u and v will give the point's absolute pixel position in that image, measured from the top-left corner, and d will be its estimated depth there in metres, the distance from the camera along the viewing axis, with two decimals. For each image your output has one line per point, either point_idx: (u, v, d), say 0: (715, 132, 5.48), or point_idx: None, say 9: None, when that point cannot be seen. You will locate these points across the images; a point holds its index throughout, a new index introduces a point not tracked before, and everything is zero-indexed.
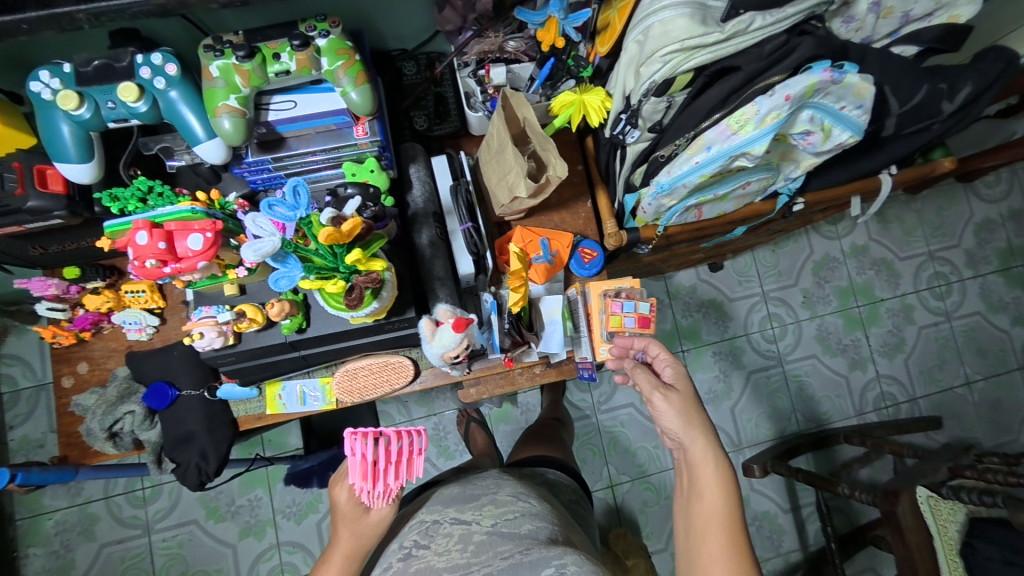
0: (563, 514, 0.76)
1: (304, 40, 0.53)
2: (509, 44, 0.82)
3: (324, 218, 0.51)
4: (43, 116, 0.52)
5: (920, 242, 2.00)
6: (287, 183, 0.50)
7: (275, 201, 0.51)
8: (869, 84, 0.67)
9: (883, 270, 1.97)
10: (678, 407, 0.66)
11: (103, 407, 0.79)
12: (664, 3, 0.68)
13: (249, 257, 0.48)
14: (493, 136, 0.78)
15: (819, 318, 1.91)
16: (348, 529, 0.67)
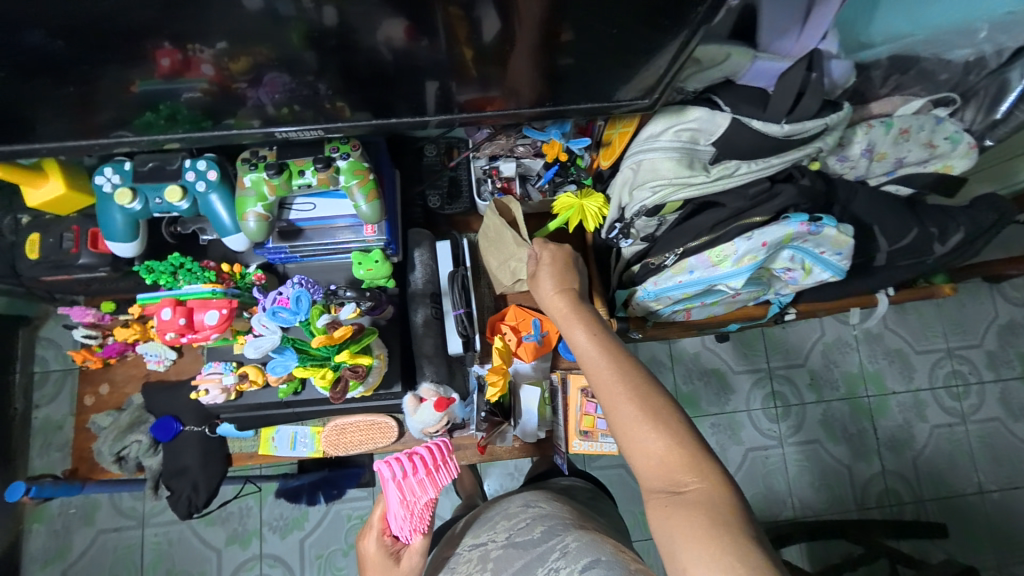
0: (581, 509, 0.82)
1: (327, 162, 0.61)
2: (518, 148, 0.88)
3: (322, 322, 0.60)
4: (101, 204, 0.62)
5: (939, 336, 1.96)
6: (292, 293, 0.60)
7: (279, 307, 0.60)
8: (847, 237, 0.71)
9: (896, 361, 1.93)
10: (547, 281, 0.76)
11: (115, 432, 0.88)
12: (656, 143, 0.72)
13: (251, 351, 0.59)
14: (496, 231, 0.85)
15: (825, 403, 1.88)
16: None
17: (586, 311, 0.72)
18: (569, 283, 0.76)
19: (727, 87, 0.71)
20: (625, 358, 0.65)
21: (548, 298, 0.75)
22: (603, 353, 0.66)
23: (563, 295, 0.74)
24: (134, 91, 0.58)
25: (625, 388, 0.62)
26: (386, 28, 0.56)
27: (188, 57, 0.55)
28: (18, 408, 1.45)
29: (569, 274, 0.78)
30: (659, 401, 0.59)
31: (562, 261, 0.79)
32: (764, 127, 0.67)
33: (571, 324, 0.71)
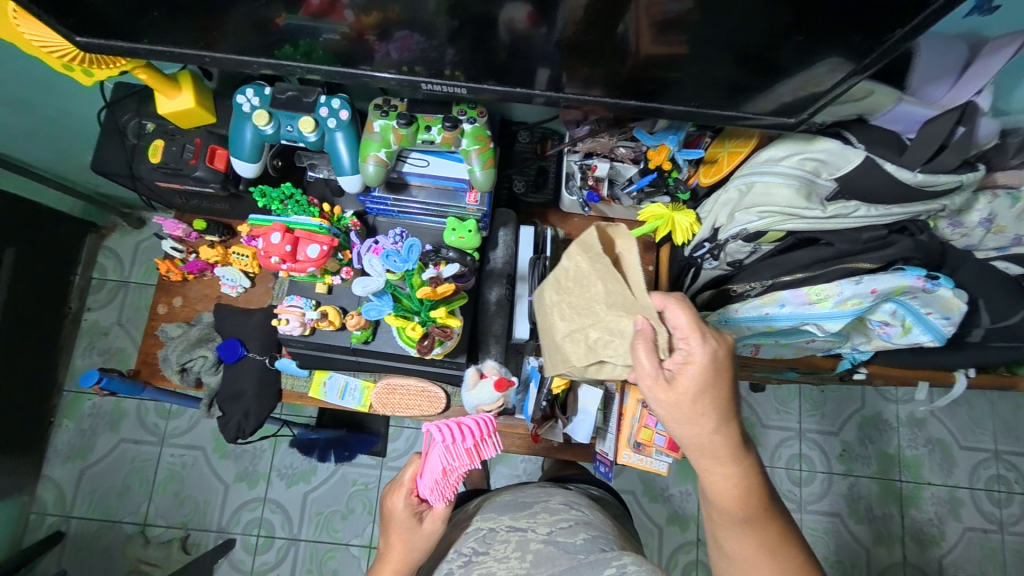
0: (618, 529, 0.81)
1: (455, 123, 0.62)
2: (618, 149, 0.87)
3: (426, 275, 0.60)
4: (236, 121, 0.63)
5: (988, 435, 1.84)
6: (406, 241, 0.58)
7: (391, 252, 0.58)
8: (960, 302, 0.68)
9: (938, 452, 1.82)
10: (687, 403, 0.58)
11: (183, 344, 0.90)
12: (775, 168, 0.70)
13: (356, 288, 0.58)
14: (586, 279, 0.62)
15: (854, 477, 1.79)
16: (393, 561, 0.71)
17: (732, 438, 0.60)
18: (728, 411, 0.59)
19: (861, 126, 0.67)
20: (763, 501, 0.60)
21: (689, 425, 0.59)
22: (747, 491, 0.60)
23: (693, 386, 0.58)
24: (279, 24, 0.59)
25: (757, 539, 0.59)
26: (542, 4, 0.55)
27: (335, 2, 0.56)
28: (73, 307, 1.53)
29: (723, 396, 0.59)
30: (786, 566, 0.57)
31: (719, 373, 0.58)
32: (897, 171, 0.64)
33: (717, 460, 0.60)
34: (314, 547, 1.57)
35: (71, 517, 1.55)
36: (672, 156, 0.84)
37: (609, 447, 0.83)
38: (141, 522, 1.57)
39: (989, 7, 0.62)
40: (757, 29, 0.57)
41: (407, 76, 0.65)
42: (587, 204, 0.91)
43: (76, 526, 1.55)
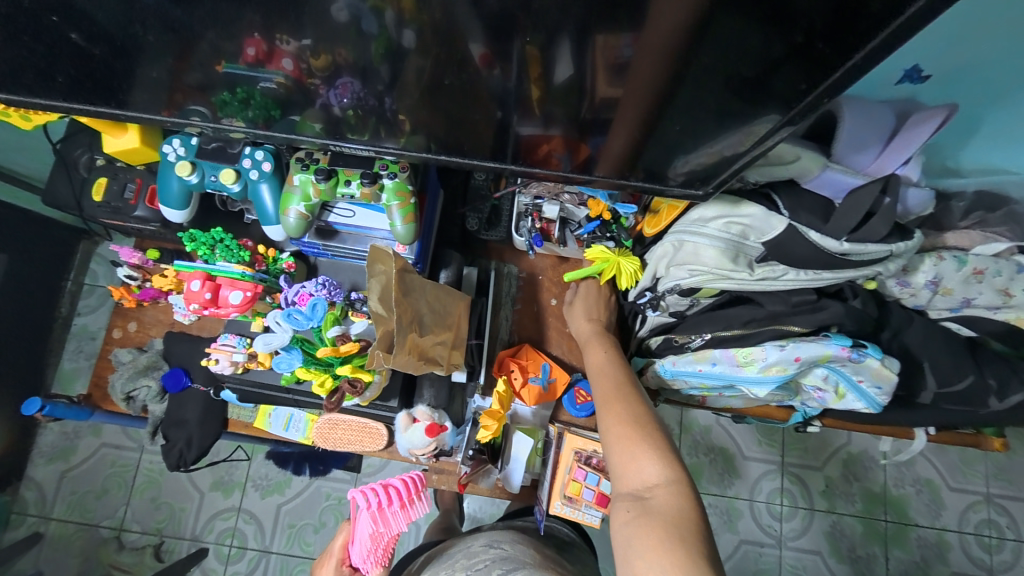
0: (549, 553, 0.79)
1: (373, 179, 0.65)
2: (563, 195, 0.85)
3: (332, 333, 0.64)
4: (164, 170, 0.67)
5: (980, 477, 1.78)
6: (309, 299, 0.64)
7: (294, 310, 0.64)
8: (890, 371, 0.66)
9: (925, 493, 1.77)
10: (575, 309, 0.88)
11: (131, 371, 0.91)
12: (703, 229, 0.68)
13: (259, 344, 0.63)
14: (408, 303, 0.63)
15: (836, 515, 1.74)
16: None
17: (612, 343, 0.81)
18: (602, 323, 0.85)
19: (790, 189, 0.66)
20: (636, 399, 0.72)
21: (578, 322, 0.85)
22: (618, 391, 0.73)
23: (591, 325, 0.84)
24: (217, 71, 0.55)
25: (628, 424, 0.69)
26: (471, 74, 0.53)
27: (272, 49, 0.51)
28: (64, 311, 1.42)
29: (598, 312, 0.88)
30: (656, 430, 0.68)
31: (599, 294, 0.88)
32: (821, 240, 0.62)
33: (594, 346, 0.81)
34: (284, 560, 1.58)
35: (51, 518, 1.58)
36: (610, 207, 0.84)
37: (545, 494, 0.81)
38: (117, 527, 1.59)
39: (920, 76, 0.65)
40: (731, 69, 0.47)
41: (319, 137, 0.63)
42: (534, 246, 0.88)
43: (54, 528, 1.58)
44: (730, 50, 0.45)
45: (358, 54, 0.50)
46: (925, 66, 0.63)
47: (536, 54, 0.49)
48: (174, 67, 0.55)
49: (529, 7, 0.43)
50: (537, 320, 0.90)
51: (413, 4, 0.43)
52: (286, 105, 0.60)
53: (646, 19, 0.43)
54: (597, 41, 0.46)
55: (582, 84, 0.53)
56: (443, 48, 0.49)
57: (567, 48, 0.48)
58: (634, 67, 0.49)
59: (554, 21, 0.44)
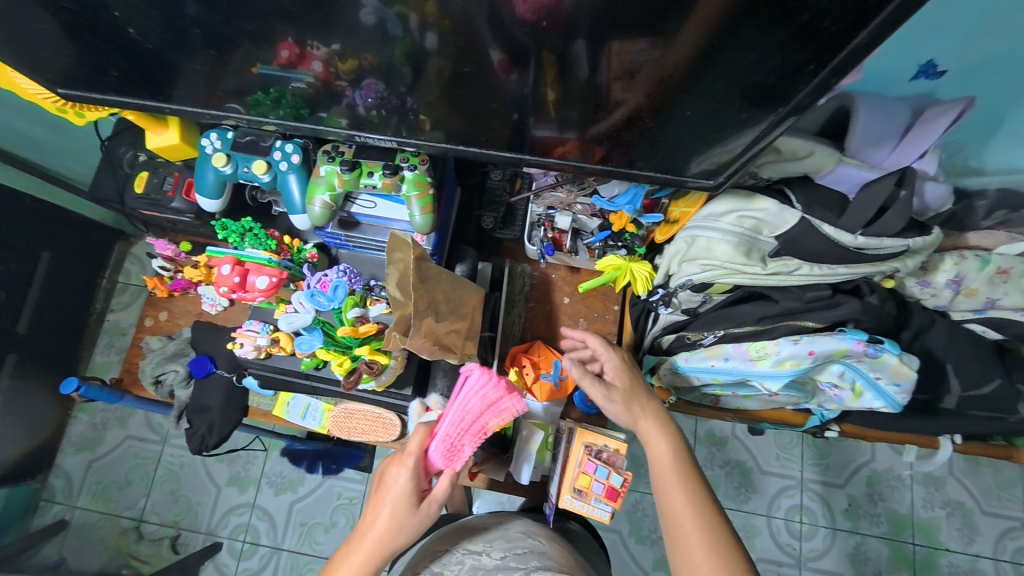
0: (577, 556, 0.79)
1: (394, 170, 0.68)
2: (576, 207, 0.85)
3: (351, 315, 0.67)
4: (201, 162, 0.71)
5: (1016, 502, 1.69)
6: (331, 281, 0.68)
7: (316, 291, 0.68)
8: (909, 368, 0.65)
9: (956, 516, 1.68)
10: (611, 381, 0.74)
11: (159, 357, 0.95)
12: (716, 224, 0.69)
13: (282, 323, 0.65)
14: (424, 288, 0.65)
15: (860, 535, 1.68)
16: (388, 505, 0.61)
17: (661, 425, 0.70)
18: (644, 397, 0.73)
19: (804, 184, 0.66)
20: (704, 506, 0.63)
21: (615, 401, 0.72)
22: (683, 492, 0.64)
23: (630, 404, 0.72)
24: (252, 73, 0.59)
25: (698, 545, 0.60)
26: (497, 74, 0.55)
27: (304, 52, 0.55)
28: (98, 308, 1.48)
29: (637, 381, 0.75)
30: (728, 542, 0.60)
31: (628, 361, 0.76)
32: (837, 234, 0.62)
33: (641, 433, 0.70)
34: (294, 558, 1.59)
35: (76, 506, 1.63)
36: (633, 220, 0.83)
37: (559, 486, 0.81)
38: (137, 518, 1.63)
39: (936, 72, 0.64)
40: (748, 61, 0.48)
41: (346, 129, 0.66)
42: (545, 255, 0.88)
43: (80, 516, 1.63)
44: (750, 41, 0.46)
45: (382, 59, 0.54)
46: (941, 61, 0.63)
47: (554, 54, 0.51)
48: (218, 66, 0.59)
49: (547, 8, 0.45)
50: (549, 319, 0.91)
51: (438, 8, 0.46)
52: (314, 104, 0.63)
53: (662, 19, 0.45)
54: (613, 42, 0.49)
55: (600, 82, 0.54)
56: (468, 46, 0.51)
57: (586, 49, 0.50)
58: (644, 68, 0.52)
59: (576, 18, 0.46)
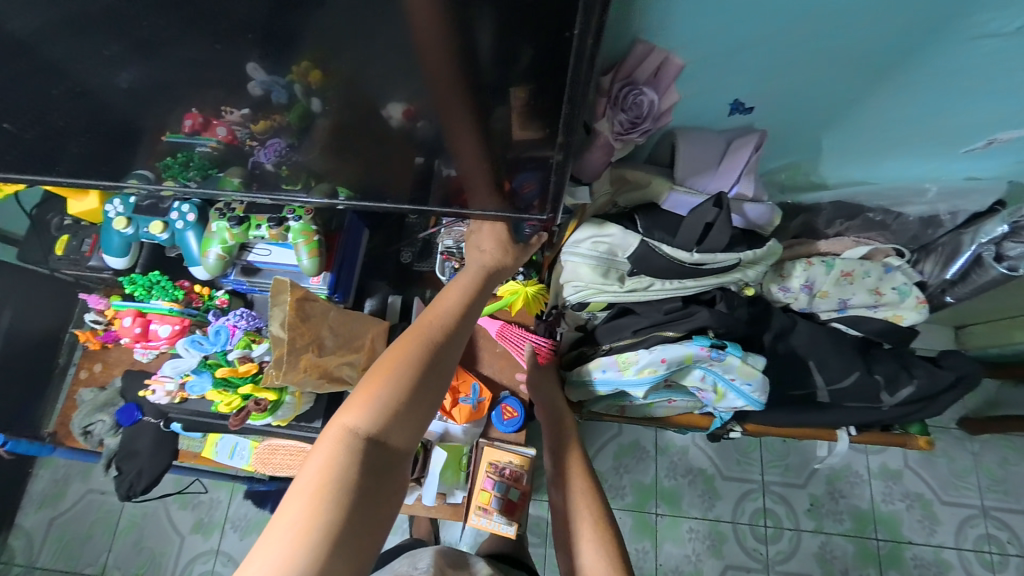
0: None
1: (279, 221, 0.75)
2: None
3: (233, 356, 0.75)
4: (106, 225, 0.79)
5: (972, 489, 1.40)
6: (211, 327, 0.75)
7: (198, 337, 0.75)
8: (753, 367, 0.73)
9: (917, 509, 1.40)
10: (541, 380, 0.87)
11: (90, 408, 0.98)
12: (575, 249, 0.75)
13: (168, 368, 0.74)
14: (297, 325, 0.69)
15: (825, 534, 1.39)
16: (476, 265, 0.71)
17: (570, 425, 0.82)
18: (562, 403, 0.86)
19: (650, 211, 0.75)
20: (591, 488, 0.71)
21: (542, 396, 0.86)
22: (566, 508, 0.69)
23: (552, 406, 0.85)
24: (160, 140, 0.61)
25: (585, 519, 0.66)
26: (375, 129, 0.56)
27: (207, 119, 0.57)
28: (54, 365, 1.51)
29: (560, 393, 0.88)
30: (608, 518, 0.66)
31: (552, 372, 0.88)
32: (673, 252, 0.71)
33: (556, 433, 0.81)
34: None
35: (36, 567, 1.61)
36: None
37: (476, 502, 0.84)
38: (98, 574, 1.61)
39: (746, 108, 0.68)
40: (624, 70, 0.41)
41: (264, 191, 0.71)
42: None
43: None
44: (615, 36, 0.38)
45: (285, 121, 0.56)
46: (746, 99, 0.67)
47: (440, 108, 0.49)
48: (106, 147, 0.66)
49: (412, 71, 0.45)
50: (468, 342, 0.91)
51: (323, 74, 0.48)
52: (220, 163, 0.66)
53: (530, 65, 0.43)
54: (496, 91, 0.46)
55: (496, 129, 0.51)
56: (350, 115, 0.54)
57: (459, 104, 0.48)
58: (540, 119, 0.49)
59: (420, 82, 0.46)
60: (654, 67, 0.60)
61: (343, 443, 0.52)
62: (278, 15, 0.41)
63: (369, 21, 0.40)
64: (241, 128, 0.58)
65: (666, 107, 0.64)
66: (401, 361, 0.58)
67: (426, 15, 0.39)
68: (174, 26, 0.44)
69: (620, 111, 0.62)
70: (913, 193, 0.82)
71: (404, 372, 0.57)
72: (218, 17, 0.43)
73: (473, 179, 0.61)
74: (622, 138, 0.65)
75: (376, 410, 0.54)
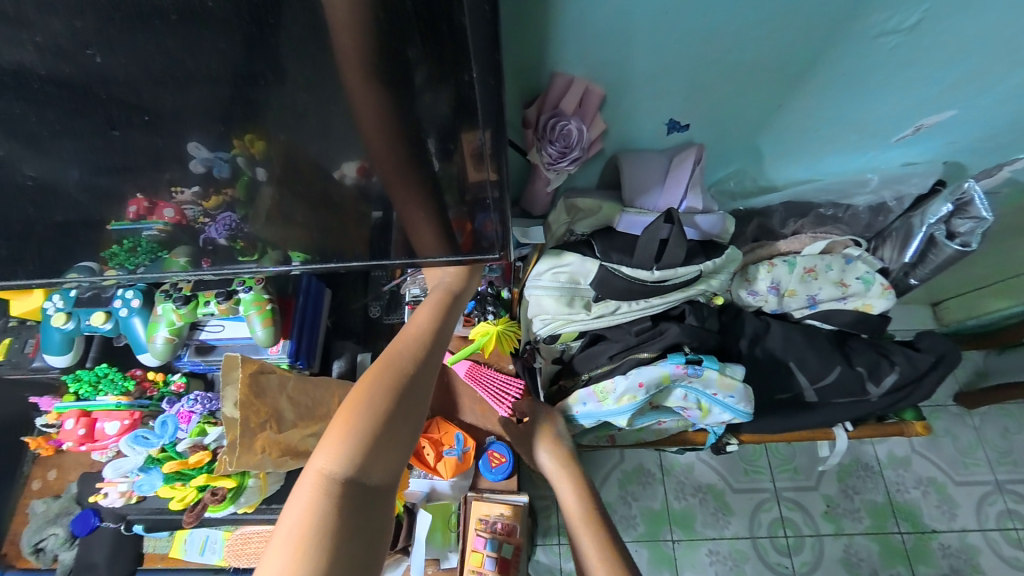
0: None
1: (228, 294, 0.72)
2: None
3: (182, 446, 0.71)
4: (44, 322, 0.74)
5: (982, 464, 1.38)
6: (157, 419, 0.72)
7: (145, 432, 0.72)
8: (732, 379, 0.71)
9: (932, 494, 1.36)
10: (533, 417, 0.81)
11: (42, 520, 0.91)
12: (537, 283, 0.75)
13: (111, 472, 0.69)
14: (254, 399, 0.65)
15: (847, 536, 1.33)
16: (441, 287, 0.69)
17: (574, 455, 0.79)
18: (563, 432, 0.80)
19: (605, 234, 0.74)
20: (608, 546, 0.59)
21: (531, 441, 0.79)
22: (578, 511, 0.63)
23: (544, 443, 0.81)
24: (108, 231, 0.57)
25: None
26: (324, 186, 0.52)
27: (154, 203, 0.53)
28: None
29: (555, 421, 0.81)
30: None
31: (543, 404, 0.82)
32: (633, 272, 0.71)
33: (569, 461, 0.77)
34: None
35: None
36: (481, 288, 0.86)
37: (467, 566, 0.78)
38: None
39: (681, 126, 0.70)
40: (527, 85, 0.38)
41: (217, 271, 0.66)
42: None
43: None
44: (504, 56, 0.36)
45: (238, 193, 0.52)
46: (679, 117, 0.68)
47: (387, 157, 0.47)
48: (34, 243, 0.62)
49: (336, 126, 0.43)
50: (447, 391, 0.88)
51: (267, 144, 0.45)
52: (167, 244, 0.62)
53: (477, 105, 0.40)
54: (447, 135, 0.43)
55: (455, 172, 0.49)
56: (294, 177, 0.50)
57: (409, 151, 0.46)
58: (493, 157, 0.46)
59: (352, 135, 0.44)
60: (578, 98, 0.62)
61: (320, 489, 0.47)
62: (166, 95, 0.40)
63: (303, 83, 0.39)
64: (192, 206, 0.54)
65: (595, 135, 0.66)
66: (376, 391, 0.55)
67: (356, 70, 0.37)
68: (60, 120, 0.42)
69: (548, 143, 0.64)
70: (857, 185, 0.84)
71: (381, 403, 0.53)
72: (104, 104, 0.41)
73: (418, 227, 0.58)
74: (553, 168, 0.66)
75: (354, 447, 0.50)
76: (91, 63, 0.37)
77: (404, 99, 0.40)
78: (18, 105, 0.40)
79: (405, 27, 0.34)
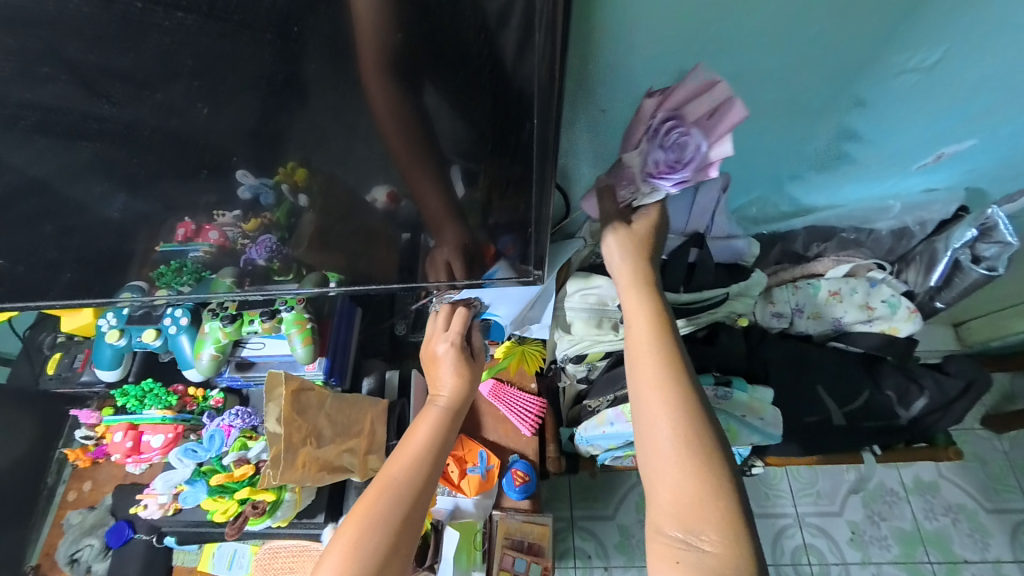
0: None
1: (271, 314, 0.75)
2: None
3: (228, 460, 0.73)
4: (98, 338, 0.78)
5: (1014, 491, 1.34)
6: (206, 432, 0.74)
7: (194, 445, 0.74)
8: (761, 403, 0.74)
9: (963, 522, 1.32)
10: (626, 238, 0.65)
11: (77, 532, 0.91)
12: (568, 305, 0.80)
13: (161, 483, 0.72)
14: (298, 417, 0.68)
15: (875, 564, 1.29)
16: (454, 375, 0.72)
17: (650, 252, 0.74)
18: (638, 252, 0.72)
19: None
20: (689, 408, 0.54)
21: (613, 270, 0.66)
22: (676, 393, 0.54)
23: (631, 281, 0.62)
24: (154, 250, 0.59)
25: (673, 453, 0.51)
26: (365, 216, 0.54)
27: (200, 226, 0.55)
28: None
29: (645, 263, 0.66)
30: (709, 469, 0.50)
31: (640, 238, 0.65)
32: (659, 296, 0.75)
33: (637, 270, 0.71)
34: None
35: None
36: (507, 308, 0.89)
37: None
38: None
39: None
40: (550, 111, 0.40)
41: (260, 292, 0.70)
42: None
43: None
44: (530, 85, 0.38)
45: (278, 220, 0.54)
46: None
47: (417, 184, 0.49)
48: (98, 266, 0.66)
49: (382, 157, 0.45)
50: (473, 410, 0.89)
51: (309, 172, 0.47)
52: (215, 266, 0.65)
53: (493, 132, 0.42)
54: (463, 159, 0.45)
55: (477, 197, 0.50)
56: (342, 208, 0.52)
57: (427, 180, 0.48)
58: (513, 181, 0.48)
59: (394, 165, 0.46)
60: (711, 105, 0.52)
61: None
62: (244, 139, 0.43)
63: (366, 128, 0.41)
64: (232, 228, 0.55)
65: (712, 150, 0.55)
66: (385, 498, 0.57)
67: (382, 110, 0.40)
68: (152, 161, 0.46)
69: (658, 149, 0.55)
70: (878, 209, 0.86)
71: (393, 512, 0.56)
72: (196, 150, 0.44)
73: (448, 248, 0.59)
74: (652, 180, 0.57)
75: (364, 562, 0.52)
76: (199, 116, 0.41)
77: (426, 125, 0.41)
78: (117, 147, 0.44)
79: (417, 68, 0.36)
